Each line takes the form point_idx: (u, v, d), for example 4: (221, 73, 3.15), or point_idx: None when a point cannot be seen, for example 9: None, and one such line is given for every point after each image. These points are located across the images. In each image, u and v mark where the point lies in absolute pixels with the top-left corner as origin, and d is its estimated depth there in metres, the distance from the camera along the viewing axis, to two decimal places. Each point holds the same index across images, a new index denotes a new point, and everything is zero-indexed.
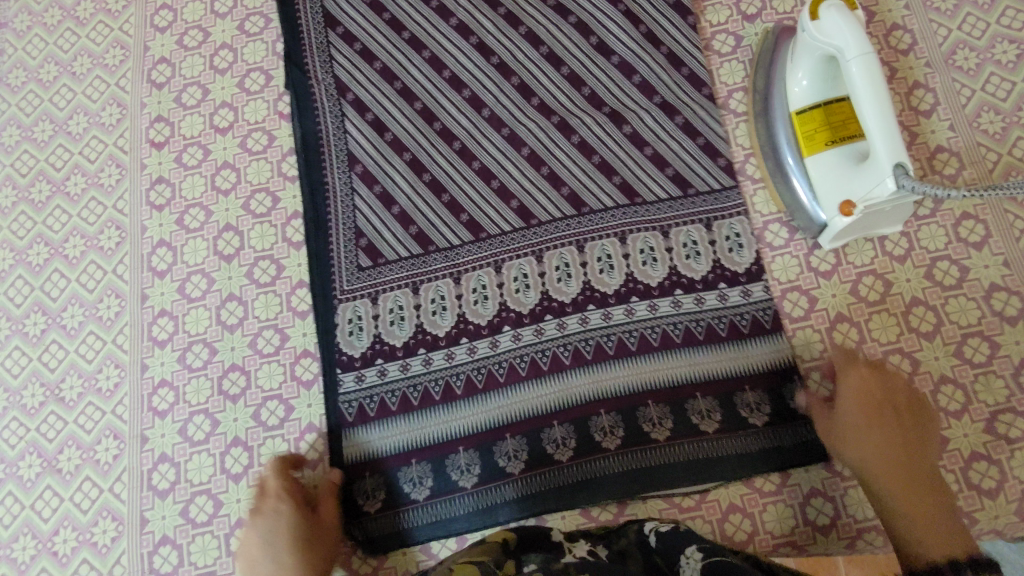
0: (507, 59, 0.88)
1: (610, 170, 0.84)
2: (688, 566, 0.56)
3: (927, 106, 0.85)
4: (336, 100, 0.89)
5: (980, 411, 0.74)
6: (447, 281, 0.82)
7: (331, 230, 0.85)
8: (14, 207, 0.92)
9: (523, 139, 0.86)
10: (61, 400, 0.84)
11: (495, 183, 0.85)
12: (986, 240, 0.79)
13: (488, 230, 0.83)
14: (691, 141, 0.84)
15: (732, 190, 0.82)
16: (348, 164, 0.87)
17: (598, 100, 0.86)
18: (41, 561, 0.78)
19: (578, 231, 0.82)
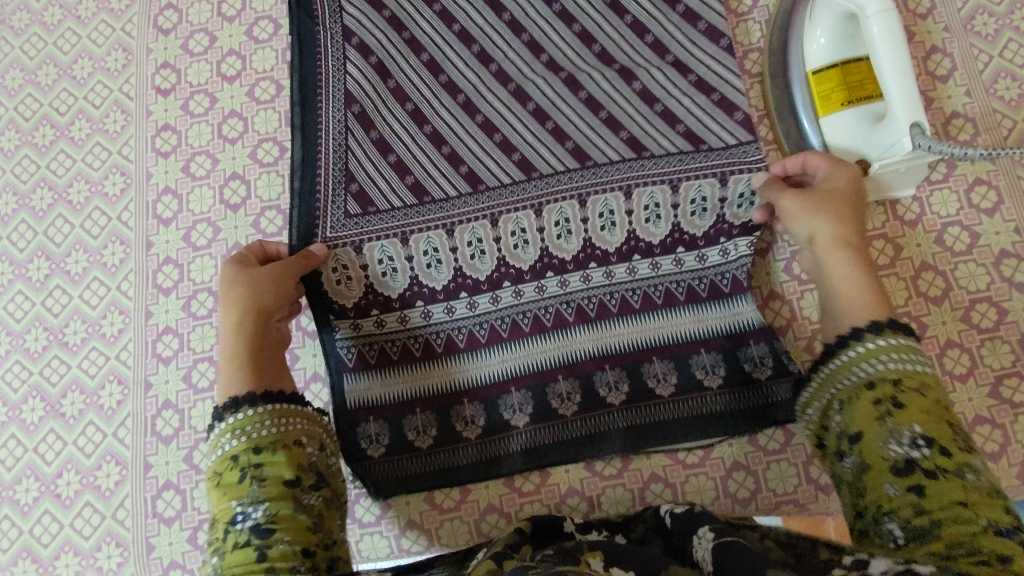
0: (519, 14, 0.82)
1: (617, 126, 0.78)
2: (700, 545, 0.54)
3: (944, 71, 0.84)
4: (340, 44, 0.83)
5: (985, 375, 0.75)
6: (439, 232, 0.77)
7: (321, 172, 0.80)
8: (18, 150, 0.91)
9: (529, 95, 0.80)
10: (64, 344, 0.83)
11: (498, 137, 0.79)
12: (998, 207, 0.78)
13: (487, 182, 0.78)
14: (706, 95, 0.78)
15: (749, 145, 0.76)
16: (346, 109, 0.81)
17: (609, 58, 0.80)
18: (44, 503, 0.78)
19: (580, 184, 0.77)
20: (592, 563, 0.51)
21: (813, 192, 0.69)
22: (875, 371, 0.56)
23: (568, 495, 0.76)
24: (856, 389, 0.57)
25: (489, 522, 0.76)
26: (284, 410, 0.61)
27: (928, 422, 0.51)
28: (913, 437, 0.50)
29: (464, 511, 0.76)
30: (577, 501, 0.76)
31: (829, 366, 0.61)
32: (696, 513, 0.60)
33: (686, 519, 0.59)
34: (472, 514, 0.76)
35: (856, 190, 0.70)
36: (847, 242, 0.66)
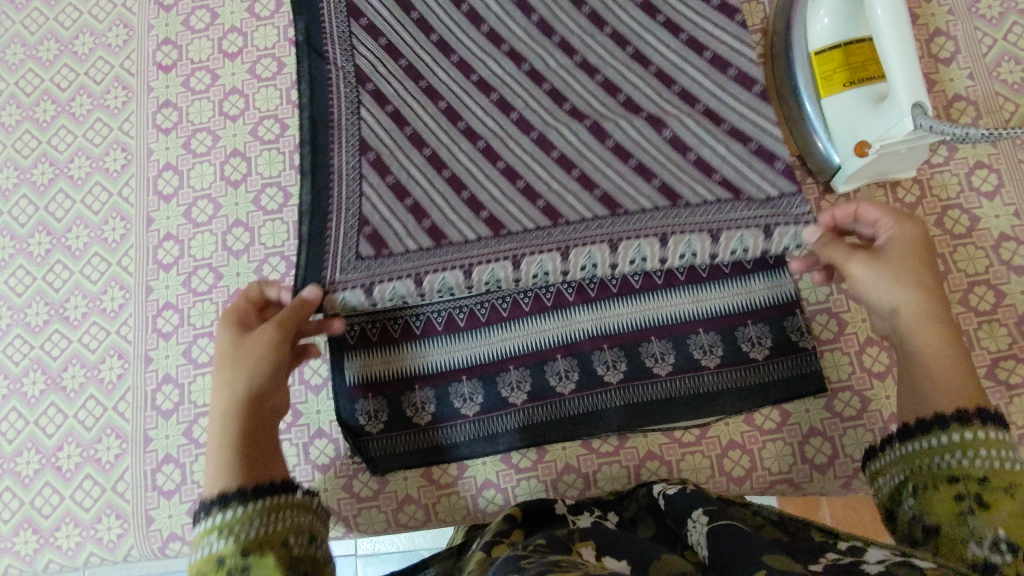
0: (539, 65, 0.79)
1: (649, 173, 0.73)
2: (695, 530, 0.56)
3: (947, 54, 0.84)
4: (353, 87, 0.78)
5: (982, 357, 0.74)
6: (456, 273, 0.70)
7: (332, 215, 0.73)
8: (18, 125, 0.90)
9: (553, 143, 0.75)
10: (65, 319, 0.84)
11: (521, 183, 0.73)
12: (998, 190, 0.78)
13: (510, 226, 0.71)
14: (742, 144, 0.73)
15: (794, 197, 0.71)
16: (359, 151, 0.75)
17: (636, 106, 0.77)
18: (45, 476, 0.79)
19: (614, 230, 0.71)
20: (584, 552, 0.52)
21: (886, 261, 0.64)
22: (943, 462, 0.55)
23: (564, 472, 0.76)
24: (935, 470, 0.55)
25: (486, 498, 0.76)
26: (275, 505, 0.58)
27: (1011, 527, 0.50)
28: (995, 541, 0.49)
29: (461, 488, 0.77)
30: (573, 478, 0.76)
31: (908, 448, 0.58)
32: (690, 496, 0.61)
33: (677, 500, 0.62)
34: (468, 489, 0.77)
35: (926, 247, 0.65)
36: (934, 311, 0.62)
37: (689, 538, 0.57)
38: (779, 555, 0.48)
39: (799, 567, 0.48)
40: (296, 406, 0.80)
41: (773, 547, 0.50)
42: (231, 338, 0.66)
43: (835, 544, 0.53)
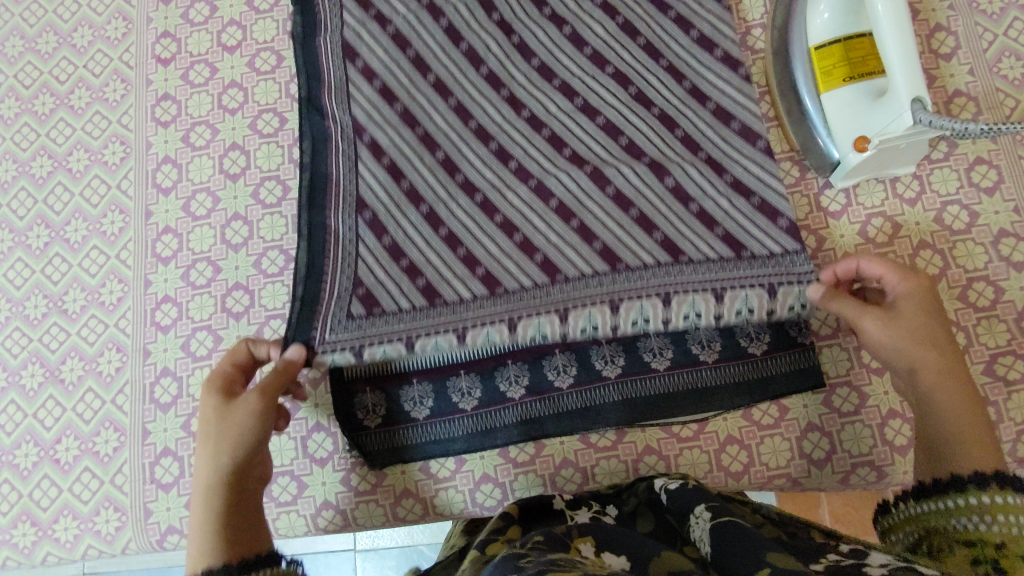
0: (539, 110, 0.80)
1: (650, 226, 0.74)
2: (698, 526, 0.57)
3: (948, 49, 0.83)
4: (351, 141, 0.79)
5: (980, 353, 0.74)
6: (450, 337, 0.71)
7: (326, 275, 0.74)
8: (18, 118, 0.90)
9: (551, 191, 0.76)
10: (63, 312, 0.84)
11: (519, 237, 0.75)
12: (998, 186, 0.78)
13: (507, 284, 0.73)
14: (745, 198, 0.75)
15: (797, 254, 0.72)
16: (354, 209, 0.76)
17: (637, 150, 0.78)
18: (43, 468, 0.79)
19: (613, 289, 0.72)
20: (583, 551, 0.53)
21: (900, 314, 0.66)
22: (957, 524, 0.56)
23: (562, 466, 0.76)
24: (951, 532, 0.56)
25: (483, 491, 0.76)
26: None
27: None
28: None
29: (459, 482, 0.77)
30: (571, 472, 0.76)
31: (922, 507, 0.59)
32: (691, 492, 0.61)
33: (678, 496, 0.62)
34: (466, 483, 0.77)
35: (936, 303, 0.66)
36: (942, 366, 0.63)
37: (692, 533, 0.58)
38: (781, 553, 0.49)
39: (803, 566, 0.48)
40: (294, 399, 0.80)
41: (776, 546, 0.51)
42: (217, 405, 0.66)
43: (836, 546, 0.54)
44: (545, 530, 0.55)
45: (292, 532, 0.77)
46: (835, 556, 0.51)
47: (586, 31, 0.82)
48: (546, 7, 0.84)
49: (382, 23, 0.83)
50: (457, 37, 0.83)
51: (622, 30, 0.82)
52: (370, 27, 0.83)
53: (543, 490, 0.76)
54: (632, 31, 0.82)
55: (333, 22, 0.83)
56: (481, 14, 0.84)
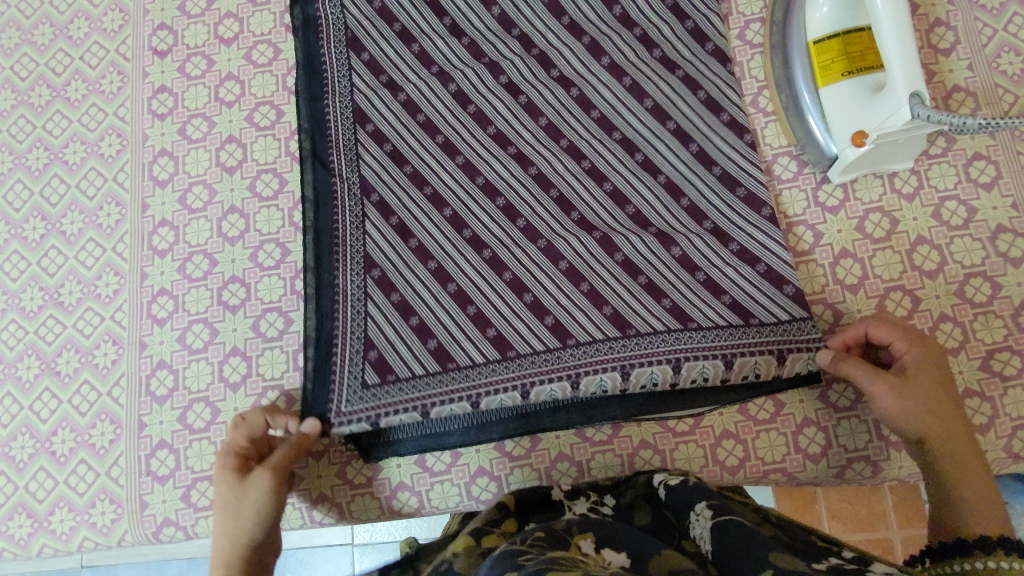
0: (546, 169, 0.81)
1: (659, 292, 0.75)
2: (698, 524, 0.57)
3: (947, 44, 0.83)
4: (359, 201, 0.80)
5: (977, 349, 0.74)
6: (463, 404, 0.72)
7: (336, 338, 0.75)
8: (14, 109, 0.90)
9: (560, 253, 0.77)
10: (60, 304, 0.84)
11: (528, 297, 0.76)
12: (996, 182, 0.78)
13: (518, 347, 0.74)
14: (752, 266, 0.76)
15: (804, 321, 0.74)
16: (363, 268, 0.77)
17: (644, 220, 0.79)
18: (39, 460, 0.79)
19: (625, 356, 0.73)
20: (583, 547, 0.52)
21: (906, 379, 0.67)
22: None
23: (558, 460, 0.76)
24: None
25: (479, 485, 0.76)
26: None
27: None
28: None
29: (455, 475, 0.76)
30: (567, 466, 0.76)
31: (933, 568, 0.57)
32: (692, 490, 0.62)
33: (678, 492, 0.63)
34: (461, 477, 0.76)
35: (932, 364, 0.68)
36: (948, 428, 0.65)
37: (690, 531, 0.58)
38: (787, 554, 0.49)
39: (806, 567, 0.48)
40: (290, 392, 0.79)
41: (780, 547, 0.51)
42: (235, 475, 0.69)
43: (839, 552, 0.54)
44: (544, 525, 0.54)
45: (288, 525, 0.77)
46: (834, 560, 0.52)
47: (592, 93, 0.83)
48: (553, 68, 0.85)
49: (393, 90, 0.85)
50: (465, 99, 0.84)
51: (629, 93, 0.83)
52: (380, 94, 0.84)
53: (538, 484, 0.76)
54: (639, 93, 0.83)
55: (340, 85, 0.85)
56: (489, 78, 0.85)
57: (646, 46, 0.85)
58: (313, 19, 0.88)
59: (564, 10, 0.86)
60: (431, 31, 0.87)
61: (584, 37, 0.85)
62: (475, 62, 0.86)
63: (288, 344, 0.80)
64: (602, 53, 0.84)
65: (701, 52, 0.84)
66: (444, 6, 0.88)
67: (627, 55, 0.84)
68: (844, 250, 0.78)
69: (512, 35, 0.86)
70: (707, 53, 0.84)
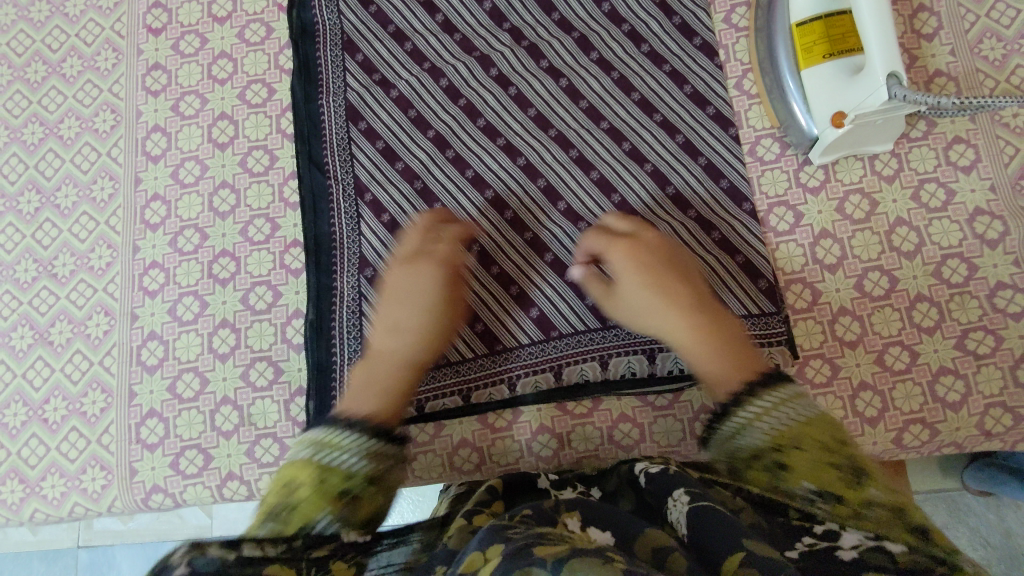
0: (535, 160, 0.83)
1: None
2: (675, 509, 0.56)
3: (930, 29, 0.84)
4: (353, 200, 0.83)
5: (952, 328, 0.75)
6: (455, 398, 0.77)
7: (335, 338, 0.80)
8: (10, 85, 0.91)
9: (546, 245, 0.80)
10: (53, 276, 0.85)
11: (515, 289, 0.79)
12: (975, 165, 0.79)
13: (504, 341, 0.78)
14: (731, 256, 0.79)
15: (773, 316, 0.77)
16: (358, 267, 0.81)
17: (630, 209, 0.81)
18: (31, 428, 0.80)
19: (604, 346, 0.77)
20: (569, 524, 0.53)
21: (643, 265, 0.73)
22: (756, 439, 0.58)
23: (539, 433, 0.77)
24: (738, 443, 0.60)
25: (461, 456, 0.77)
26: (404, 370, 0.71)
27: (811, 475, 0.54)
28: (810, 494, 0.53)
29: (439, 446, 0.77)
30: (548, 439, 0.77)
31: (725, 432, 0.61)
32: (673, 477, 0.61)
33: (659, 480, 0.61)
34: (445, 448, 0.77)
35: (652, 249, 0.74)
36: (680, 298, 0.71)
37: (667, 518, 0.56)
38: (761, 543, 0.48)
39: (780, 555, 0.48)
40: (278, 363, 0.80)
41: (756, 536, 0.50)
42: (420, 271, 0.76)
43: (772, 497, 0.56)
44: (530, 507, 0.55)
45: None
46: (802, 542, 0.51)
47: (581, 85, 0.84)
48: (543, 60, 0.86)
49: (386, 88, 0.86)
50: (455, 93, 0.85)
51: (616, 85, 0.84)
52: (373, 91, 0.86)
53: (519, 456, 0.77)
54: (627, 86, 0.84)
55: (335, 87, 0.87)
56: (479, 70, 0.86)
57: (634, 41, 0.85)
58: (309, 26, 0.89)
59: (555, 5, 0.87)
60: (423, 28, 0.88)
61: (573, 32, 0.86)
62: (466, 57, 0.87)
63: (276, 317, 0.82)
64: (591, 47, 0.86)
65: (689, 46, 0.85)
66: (436, 3, 0.88)
67: (615, 50, 0.85)
68: (824, 230, 0.80)
69: (502, 29, 0.87)
70: (694, 47, 0.85)
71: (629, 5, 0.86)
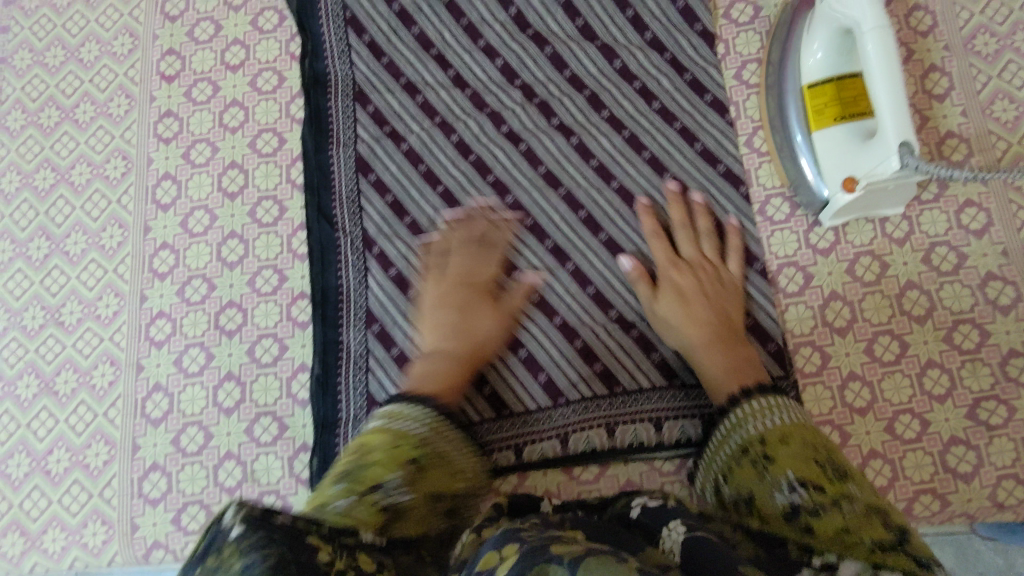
0: (544, 220, 0.83)
1: (650, 346, 0.79)
2: (668, 535, 0.53)
3: (941, 90, 0.84)
4: (361, 254, 0.83)
5: (964, 396, 0.75)
6: None
7: (340, 393, 0.79)
8: (23, 129, 0.92)
9: (556, 307, 0.80)
10: (60, 324, 0.85)
11: (524, 352, 0.79)
12: (987, 229, 0.78)
13: (513, 406, 0.78)
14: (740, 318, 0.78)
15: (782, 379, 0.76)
16: (364, 322, 0.81)
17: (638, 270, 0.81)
18: (35, 479, 0.80)
19: (612, 414, 0.77)
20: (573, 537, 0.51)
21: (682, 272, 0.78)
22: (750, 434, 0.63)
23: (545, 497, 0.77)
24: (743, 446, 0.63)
25: None
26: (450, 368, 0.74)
27: (797, 467, 0.56)
28: (790, 483, 0.55)
29: None
30: None
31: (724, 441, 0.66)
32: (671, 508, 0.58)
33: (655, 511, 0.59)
34: None
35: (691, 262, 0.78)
36: (703, 311, 0.75)
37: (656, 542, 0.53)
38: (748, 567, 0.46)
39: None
40: (282, 419, 0.80)
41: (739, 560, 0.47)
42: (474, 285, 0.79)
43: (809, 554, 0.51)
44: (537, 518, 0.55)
45: None
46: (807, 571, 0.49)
47: (591, 144, 0.85)
48: (554, 117, 0.86)
49: (396, 140, 0.87)
50: (465, 148, 0.86)
51: (627, 144, 0.84)
52: (384, 144, 0.87)
53: None
54: (636, 145, 0.84)
55: (346, 137, 0.87)
56: (490, 127, 0.86)
57: (645, 98, 0.85)
58: (322, 76, 0.89)
59: (566, 63, 0.87)
60: (435, 82, 0.88)
61: (584, 90, 0.86)
62: (477, 113, 0.87)
63: (282, 371, 0.82)
64: (602, 106, 0.86)
65: (700, 104, 0.85)
66: (449, 58, 0.89)
67: (626, 107, 0.85)
68: (834, 292, 0.79)
69: (514, 85, 0.87)
70: (705, 104, 0.85)
71: (640, 61, 0.86)
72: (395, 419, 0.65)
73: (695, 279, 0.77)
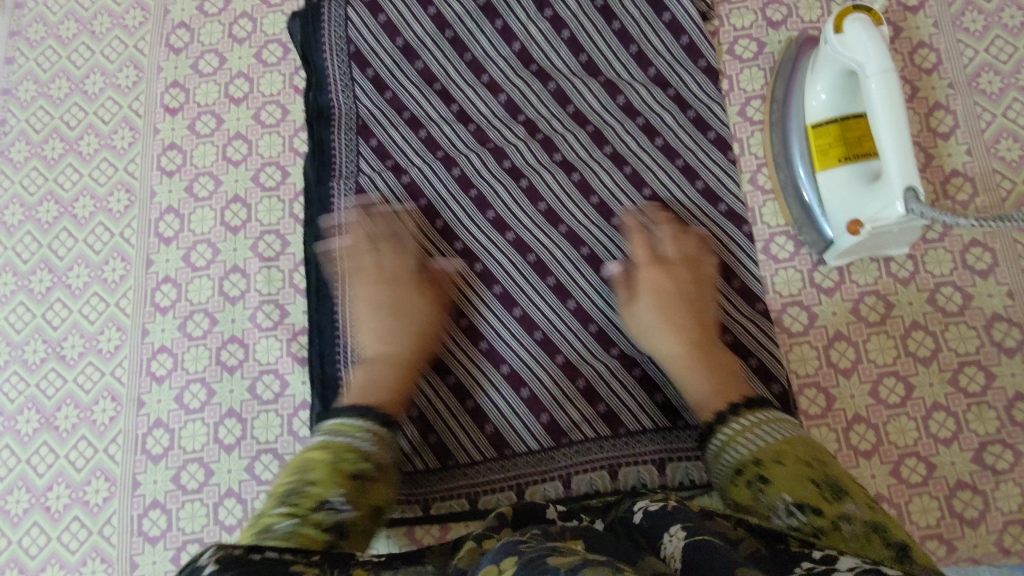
0: (545, 256, 0.82)
1: (653, 386, 0.79)
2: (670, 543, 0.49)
3: (946, 128, 0.84)
4: None
5: (969, 440, 0.74)
6: (462, 502, 0.77)
7: None
8: (28, 161, 0.92)
9: (558, 345, 0.80)
10: (62, 357, 0.85)
11: (526, 392, 0.79)
12: (992, 269, 0.78)
13: (514, 446, 0.78)
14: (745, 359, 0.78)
15: None
16: None
17: None
18: (33, 516, 0.80)
19: (616, 455, 0.77)
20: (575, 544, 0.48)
21: (664, 276, 0.78)
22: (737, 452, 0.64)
23: None
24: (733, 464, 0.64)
25: None
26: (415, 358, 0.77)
27: (792, 488, 0.57)
28: (787, 507, 0.56)
29: None
30: None
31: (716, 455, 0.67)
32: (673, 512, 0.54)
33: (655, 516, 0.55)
34: None
35: (671, 264, 0.79)
36: (681, 313, 0.76)
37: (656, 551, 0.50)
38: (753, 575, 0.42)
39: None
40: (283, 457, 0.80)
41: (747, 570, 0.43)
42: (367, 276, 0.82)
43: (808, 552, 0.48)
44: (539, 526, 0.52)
45: None
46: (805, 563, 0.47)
47: (593, 179, 0.84)
48: (557, 153, 0.86)
49: (398, 174, 0.86)
50: (466, 183, 0.85)
51: (629, 181, 0.84)
52: (384, 178, 0.86)
53: None
54: (638, 181, 0.84)
55: (347, 171, 0.87)
56: (492, 162, 0.86)
57: (648, 135, 0.85)
58: (325, 109, 0.89)
59: (569, 98, 0.87)
60: (437, 117, 0.88)
61: (587, 126, 0.86)
62: (480, 148, 0.86)
63: (283, 408, 0.81)
64: (605, 141, 0.85)
65: (703, 141, 0.85)
66: (452, 92, 0.89)
67: (628, 143, 0.85)
68: (839, 332, 0.78)
69: (517, 121, 0.87)
70: (709, 141, 0.85)
71: (643, 97, 0.86)
72: (342, 434, 0.66)
73: (674, 282, 0.78)
